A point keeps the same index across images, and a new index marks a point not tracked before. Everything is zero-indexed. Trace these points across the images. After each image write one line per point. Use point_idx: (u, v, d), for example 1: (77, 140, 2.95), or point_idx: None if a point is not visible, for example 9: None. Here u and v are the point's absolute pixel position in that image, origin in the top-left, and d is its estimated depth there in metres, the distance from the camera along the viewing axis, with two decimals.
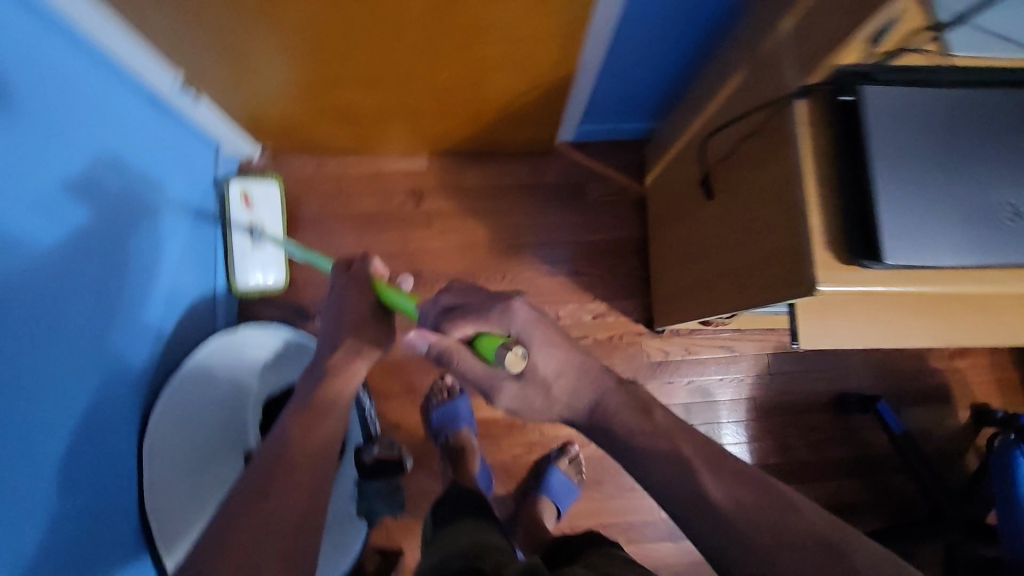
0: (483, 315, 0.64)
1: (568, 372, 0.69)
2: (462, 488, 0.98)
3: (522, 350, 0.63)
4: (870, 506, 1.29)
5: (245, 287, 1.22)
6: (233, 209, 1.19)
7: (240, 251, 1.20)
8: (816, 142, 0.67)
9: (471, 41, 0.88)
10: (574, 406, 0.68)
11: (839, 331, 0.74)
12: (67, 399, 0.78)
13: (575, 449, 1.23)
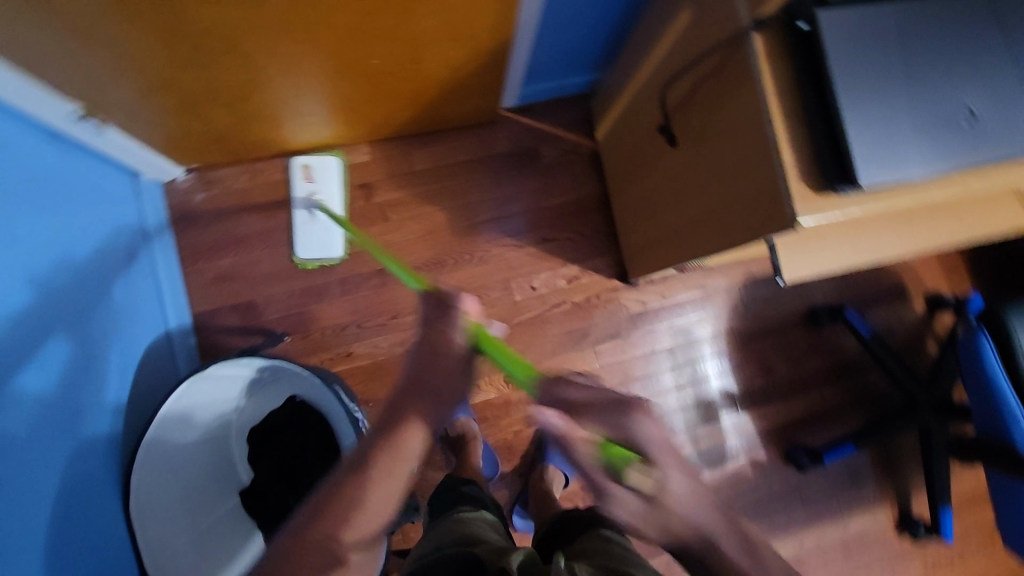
0: (613, 420, 0.57)
1: (693, 501, 0.55)
2: (452, 484, 0.94)
3: (653, 464, 0.55)
4: (852, 406, 1.36)
5: (305, 260, 1.22)
6: (296, 182, 1.23)
7: (299, 224, 1.21)
8: (777, 75, 0.66)
9: (399, 17, 0.82)
10: (682, 532, 0.55)
11: (819, 258, 0.75)
12: (32, 485, 0.71)
13: None
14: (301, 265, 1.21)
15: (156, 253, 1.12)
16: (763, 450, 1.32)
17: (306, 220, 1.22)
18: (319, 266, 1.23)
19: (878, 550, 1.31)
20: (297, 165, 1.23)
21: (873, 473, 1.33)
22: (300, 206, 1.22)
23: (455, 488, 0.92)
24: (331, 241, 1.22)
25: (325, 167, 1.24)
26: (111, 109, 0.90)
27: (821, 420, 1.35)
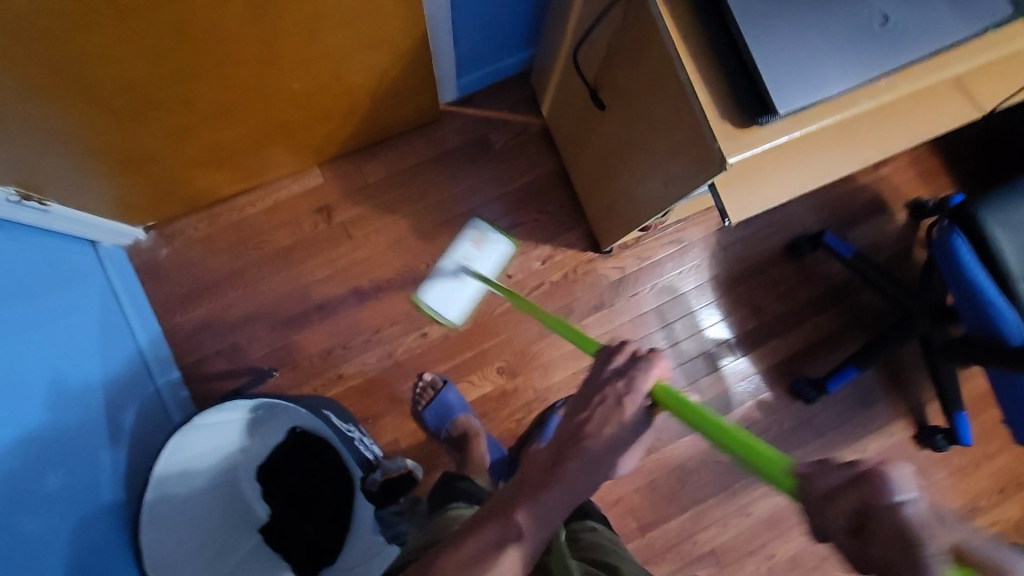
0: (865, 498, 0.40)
1: None
2: (448, 480, 0.95)
3: None
4: (849, 330, 1.34)
5: (425, 302, 1.23)
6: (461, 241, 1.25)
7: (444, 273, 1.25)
8: (679, 19, 0.65)
9: (305, 36, 0.81)
10: None
11: (764, 193, 0.74)
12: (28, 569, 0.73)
13: None
14: (421, 304, 1.23)
15: (132, 315, 1.14)
16: (767, 390, 1.32)
17: (451, 278, 1.23)
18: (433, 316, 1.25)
19: None
20: (473, 228, 1.26)
21: (883, 391, 1.32)
22: (447, 271, 1.23)
23: (451, 484, 0.94)
24: (453, 306, 1.23)
25: (495, 240, 1.26)
26: (52, 187, 0.91)
27: (821, 349, 1.33)
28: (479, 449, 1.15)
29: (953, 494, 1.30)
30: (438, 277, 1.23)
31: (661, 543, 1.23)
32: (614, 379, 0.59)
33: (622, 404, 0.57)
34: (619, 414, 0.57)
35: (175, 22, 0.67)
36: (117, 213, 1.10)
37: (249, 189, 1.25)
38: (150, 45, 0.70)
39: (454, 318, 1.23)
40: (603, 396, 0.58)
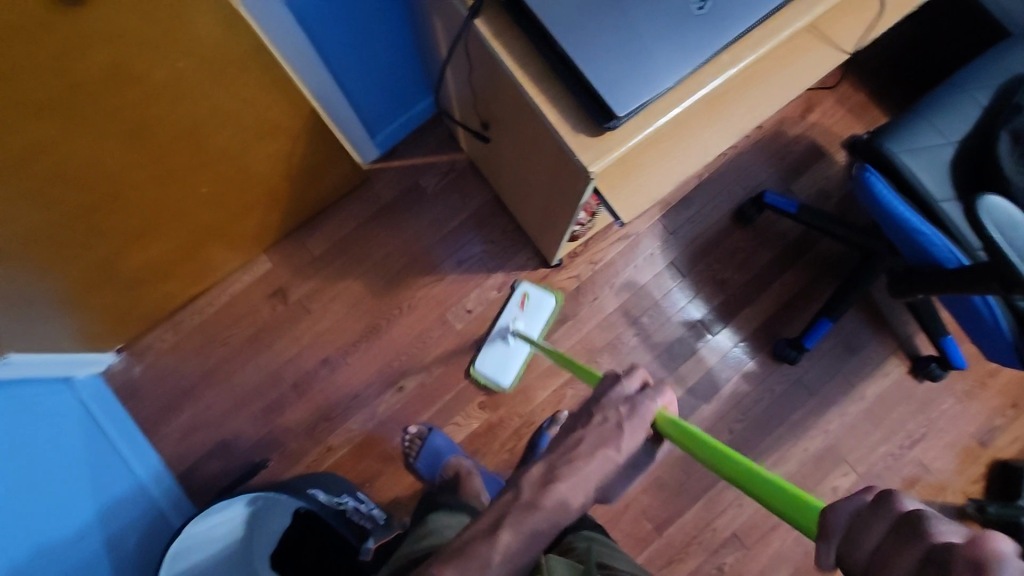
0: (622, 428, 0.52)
1: None
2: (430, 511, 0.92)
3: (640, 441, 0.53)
4: (818, 281, 1.32)
5: (478, 373, 1.26)
6: (510, 306, 1.28)
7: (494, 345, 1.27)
8: (513, 49, 0.68)
9: (194, 144, 0.86)
10: None
11: (647, 186, 0.76)
12: None
13: (564, 412, 1.25)
14: (475, 374, 1.26)
15: (117, 438, 1.16)
16: (751, 359, 1.29)
17: (500, 343, 1.27)
18: (483, 383, 1.26)
19: (905, 404, 1.27)
20: (518, 291, 1.29)
21: (866, 334, 1.29)
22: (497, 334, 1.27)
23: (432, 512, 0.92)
24: (506, 372, 1.26)
25: (545, 304, 1.28)
26: (13, 341, 0.96)
27: (795, 306, 1.31)
28: (475, 486, 1.12)
29: (967, 421, 1.26)
30: (489, 344, 1.27)
31: (680, 539, 1.22)
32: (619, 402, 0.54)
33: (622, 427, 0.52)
34: (617, 438, 0.51)
35: (59, 167, 0.73)
36: (81, 343, 1.14)
37: (205, 290, 1.29)
38: (47, 192, 0.75)
39: (508, 385, 1.26)
40: (605, 416, 0.53)
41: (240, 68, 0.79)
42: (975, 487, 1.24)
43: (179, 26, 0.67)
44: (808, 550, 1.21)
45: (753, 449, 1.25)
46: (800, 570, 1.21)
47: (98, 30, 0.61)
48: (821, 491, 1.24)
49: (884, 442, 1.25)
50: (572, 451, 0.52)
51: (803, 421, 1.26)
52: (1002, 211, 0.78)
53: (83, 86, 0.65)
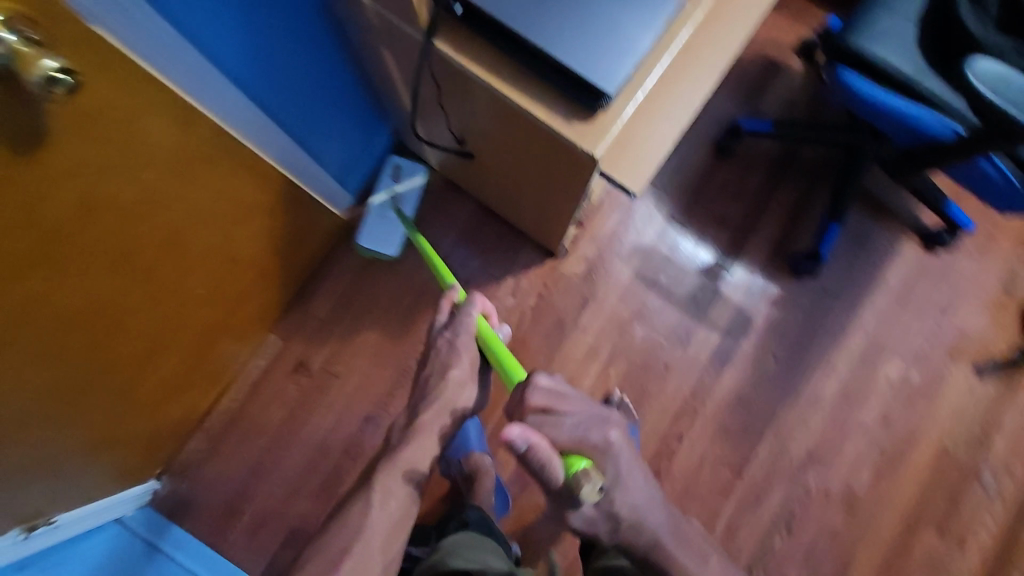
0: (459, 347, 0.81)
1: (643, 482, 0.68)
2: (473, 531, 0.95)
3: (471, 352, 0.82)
4: (812, 188, 1.33)
5: (365, 245, 1.25)
6: (385, 174, 1.27)
7: (375, 214, 1.25)
8: (480, 58, 0.66)
9: (179, 251, 0.82)
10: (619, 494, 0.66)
11: (647, 150, 0.71)
12: None
13: (618, 392, 1.23)
14: (361, 246, 1.25)
15: (187, 562, 1.12)
16: (772, 283, 1.30)
17: (378, 214, 1.25)
18: (371, 256, 1.27)
19: (928, 278, 1.29)
20: (388, 163, 1.27)
21: (872, 224, 1.31)
22: (378, 203, 1.26)
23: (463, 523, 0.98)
24: (390, 243, 1.26)
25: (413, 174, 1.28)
26: (54, 503, 0.91)
27: (798, 219, 1.31)
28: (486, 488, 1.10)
29: (988, 274, 1.29)
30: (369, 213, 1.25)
31: (761, 474, 1.23)
32: (444, 331, 0.84)
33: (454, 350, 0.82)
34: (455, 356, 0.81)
35: (57, 317, 0.68)
36: (120, 482, 1.09)
37: (225, 388, 1.24)
38: (51, 345, 0.70)
39: (396, 254, 1.27)
40: (441, 346, 0.83)
41: (205, 159, 0.76)
42: (1014, 334, 1.27)
43: (138, 137, 0.63)
44: (881, 444, 1.24)
45: (801, 367, 1.26)
46: (880, 466, 1.23)
47: (63, 169, 0.57)
48: (877, 385, 1.26)
49: (920, 321, 1.28)
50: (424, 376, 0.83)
51: (839, 325, 1.28)
52: (990, 69, 0.77)
53: (62, 229, 0.61)
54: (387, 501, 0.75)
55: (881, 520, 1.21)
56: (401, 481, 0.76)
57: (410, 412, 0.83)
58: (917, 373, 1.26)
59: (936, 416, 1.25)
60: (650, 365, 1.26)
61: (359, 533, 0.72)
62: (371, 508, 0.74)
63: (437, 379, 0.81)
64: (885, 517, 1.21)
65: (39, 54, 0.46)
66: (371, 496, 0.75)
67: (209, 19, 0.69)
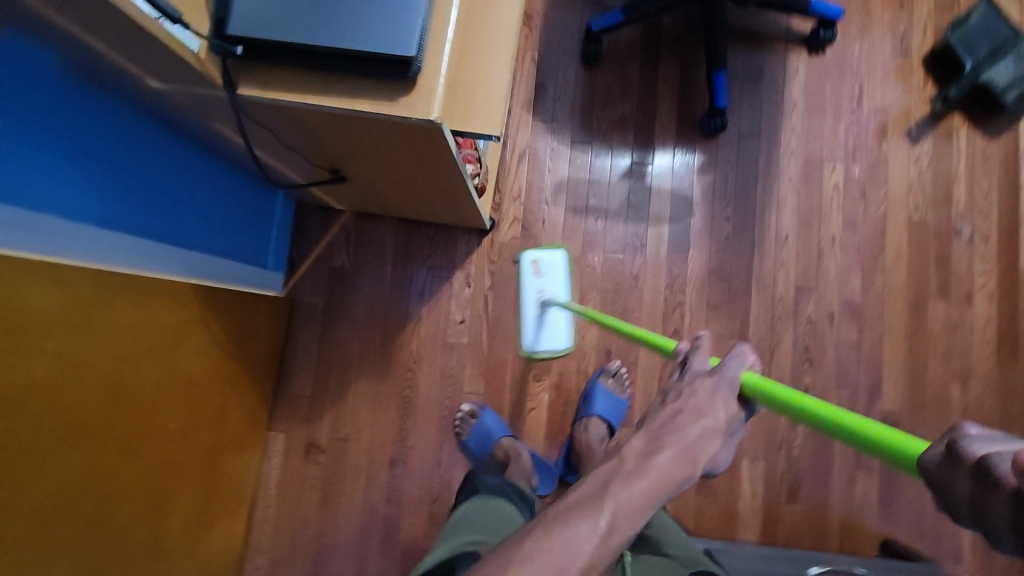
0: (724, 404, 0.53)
1: None
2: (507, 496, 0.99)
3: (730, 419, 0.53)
4: (688, 51, 1.32)
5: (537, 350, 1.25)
6: (525, 276, 1.26)
7: (534, 318, 1.25)
8: (288, 86, 0.64)
9: (130, 398, 0.82)
10: None
11: (488, 90, 0.70)
12: None
13: (614, 362, 1.25)
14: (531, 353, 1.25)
15: None
16: (693, 155, 1.30)
17: (541, 314, 1.25)
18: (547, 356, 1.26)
19: (829, 79, 1.29)
20: (525, 261, 1.26)
21: (757, 56, 1.30)
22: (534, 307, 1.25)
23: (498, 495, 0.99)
24: (562, 335, 1.25)
25: (547, 258, 1.26)
26: None
27: (689, 86, 1.31)
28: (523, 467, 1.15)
29: (879, 49, 1.29)
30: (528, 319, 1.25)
31: (766, 328, 1.24)
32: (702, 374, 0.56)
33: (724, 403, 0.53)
34: (711, 413, 0.52)
35: (38, 513, 0.68)
36: None
37: (254, 499, 1.24)
38: (49, 540, 0.70)
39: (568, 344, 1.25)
40: (694, 386, 0.55)
41: (103, 305, 0.75)
42: (929, 89, 1.27)
43: (18, 317, 0.62)
44: (858, 248, 1.25)
45: (755, 215, 1.27)
46: (867, 267, 1.24)
47: None
48: (830, 198, 1.26)
49: (840, 120, 1.28)
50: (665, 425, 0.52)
51: (771, 161, 1.28)
52: None
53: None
54: (615, 531, 0.46)
55: (889, 314, 1.23)
56: (632, 519, 0.47)
57: (644, 442, 0.51)
58: (860, 168, 1.27)
59: (895, 197, 1.26)
60: (621, 283, 1.27)
61: (533, 562, 0.44)
62: (577, 541, 0.45)
63: (668, 420, 0.52)
64: (892, 309, 1.23)
65: None
66: (580, 528, 0.45)
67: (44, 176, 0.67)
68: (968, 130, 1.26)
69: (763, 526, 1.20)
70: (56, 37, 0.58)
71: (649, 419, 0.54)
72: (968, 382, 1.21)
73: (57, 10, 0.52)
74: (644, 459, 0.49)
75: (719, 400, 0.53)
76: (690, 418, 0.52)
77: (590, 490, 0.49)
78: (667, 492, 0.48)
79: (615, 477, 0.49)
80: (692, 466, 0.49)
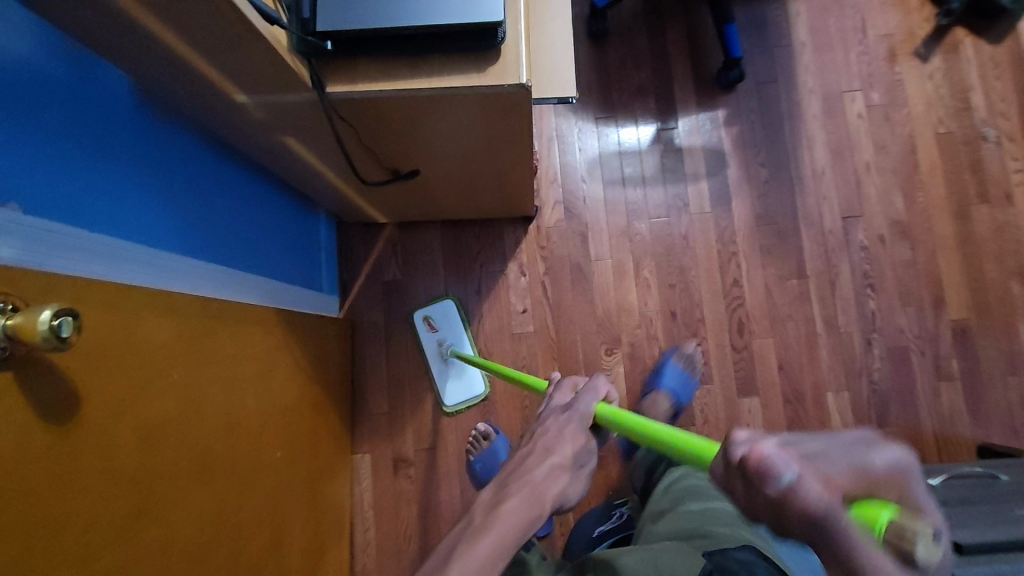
0: (572, 429, 0.68)
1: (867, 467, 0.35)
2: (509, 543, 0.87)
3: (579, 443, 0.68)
4: (691, 14, 1.35)
5: (454, 402, 1.26)
6: (426, 336, 1.27)
7: (441, 372, 1.27)
8: (376, 75, 0.65)
9: (243, 427, 0.80)
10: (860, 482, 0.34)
11: (554, 60, 0.73)
12: None
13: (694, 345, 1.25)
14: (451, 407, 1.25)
15: None
16: (716, 110, 1.32)
17: (456, 369, 1.27)
18: (467, 406, 1.26)
19: (831, 15, 1.33)
20: (418, 320, 1.28)
21: (759, 6, 1.33)
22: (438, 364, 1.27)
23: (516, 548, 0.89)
24: (477, 385, 1.26)
25: (443, 312, 1.27)
26: None
27: (699, 46, 1.34)
28: None
29: None
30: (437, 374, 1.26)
31: (822, 262, 1.26)
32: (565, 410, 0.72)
33: (571, 431, 0.69)
34: (558, 444, 0.67)
35: (187, 550, 0.66)
36: None
37: (351, 527, 1.22)
38: None
39: (484, 390, 1.26)
40: (553, 424, 0.71)
41: (209, 333, 0.74)
42: (928, 8, 1.32)
43: (144, 348, 0.61)
44: (893, 169, 1.28)
45: (788, 156, 1.30)
46: (906, 185, 1.27)
47: (108, 412, 0.55)
48: (856, 127, 1.30)
49: (850, 52, 1.31)
50: (521, 473, 0.65)
51: (791, 103, 1.31)
52: None
53: (141, 469, 0.59)
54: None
55: (937, 226, 1.26)
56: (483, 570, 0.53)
57: (493, 494, 0.62)
58: (879, 93, 1.30)
59: (918, 115, 1.29)
60: (672, 245, 1.28)
61: None
62: None
63: (525, 472, 0.65)
64: (938, 221, 1.26)
65: (30, 314, 0.42)
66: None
67: (139, 209, 0.66)
68: (972, 39, 1.30)
69: None
70: (151, 62, 0.58)
71: (505, 472, 0.67)
72: None
73: (166, 25, 0.53)
74: (490, 511, 0.60)
75: (570, 429, 0.68)
76: (548, 449, 0.67)
77: (445, 550, 0.56)
78: (513, 539, 0.57)
79: (466, 536, 0.58)
80: (537, 507, 0.61)
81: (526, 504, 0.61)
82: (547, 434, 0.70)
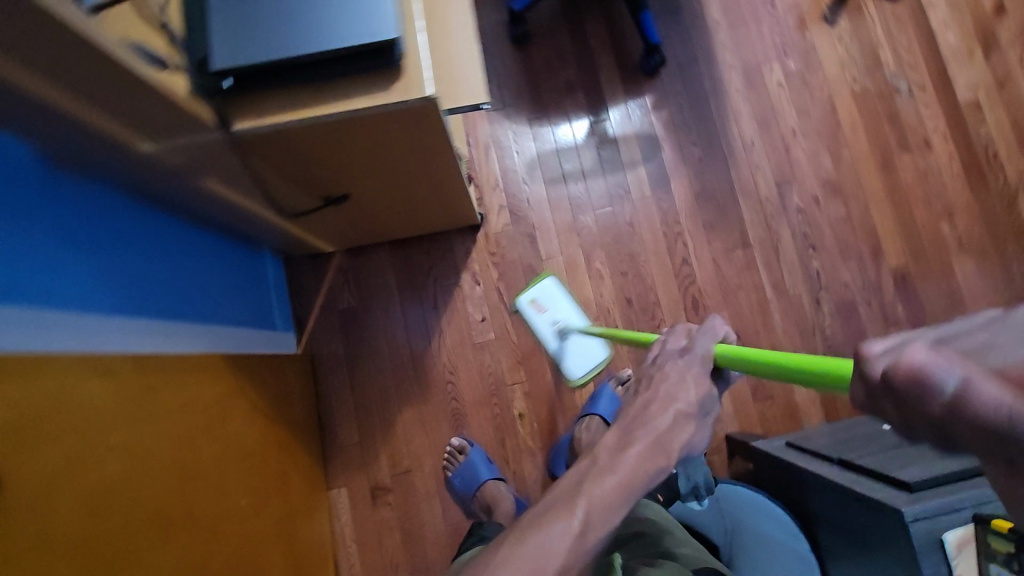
0: (687, 382, 0.60)
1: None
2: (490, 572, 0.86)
3: (701, 398, 0.59)
4: (606, 7, 1.38)
5: (577, 374, 1.27)
6: (535, 318, 1.26)
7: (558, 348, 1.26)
8: (281, 106, 0.64)
9: (201, 476, 0.79)
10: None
11: (463, 69, 0.73)
12: None
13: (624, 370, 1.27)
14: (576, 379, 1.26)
15: None
16: (644, 96, 1.35)
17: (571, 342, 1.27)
18: (591, 374, 1.27)
19: None
20: (525, 306, 1.26)
21: None
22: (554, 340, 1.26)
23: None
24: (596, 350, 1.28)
25: (543, 291, 1.27)
26: None
27: (618, 37, 1.37)
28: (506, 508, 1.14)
29: None
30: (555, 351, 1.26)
31: (763, 229, 1.29)
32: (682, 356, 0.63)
33: (688, 379, 0.60)
34: (682, 391, 0.59)
35: None
36: None
37: (336, 561, 1.20)
38: None
39: (605, 354, 1.28)
40: (667, 368, 0.62)
41: (149, 388, 0.72)
42: None
43: (77, 412, 0.59)
44: (817, 131, 1.32)
45: (717, 132, 1.33)
46: (831, 146, 1.32)
47: (43, 482, 0.53)
48: (777, 96, 1.34)
49: (762, 25, 1.36)
50: (648, 415, 0.58)
51: (713, 81, 1.34)
52: None
53: (89, 537, 0.57)
54: (587, 530, 0.50)
55: (865, 180, 1.30)
56: (609, 511, 0.52)
57: (618, 438, 0.57)
58: (795, 61, 1.34)
59: (833, 77, 1.34)
60: (618, 233, 1.30)
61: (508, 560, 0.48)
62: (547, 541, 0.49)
63: (641, 415, 0.58)
64: (866, 176, 1.30)
65: None
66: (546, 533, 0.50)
67: (63, 270, 0.65)
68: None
69: (825, 409, 1.24)
70: (53, 133, 0.55)
71: (627, 411, 0.60)
72: (954, 216, 1.29)
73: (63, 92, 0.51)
74: (617, 454, 0.55)
75: (688, 382, 0.60)
76: (662, 398, 0.59)
77: (564, 493, 0.54)
78: (637, 489, 0.53)
79: (591, 471, 0.54)
80: (663, 457, 0.55)
81: (651, 464, 0.54)
82: (667, 379, 0.61)
